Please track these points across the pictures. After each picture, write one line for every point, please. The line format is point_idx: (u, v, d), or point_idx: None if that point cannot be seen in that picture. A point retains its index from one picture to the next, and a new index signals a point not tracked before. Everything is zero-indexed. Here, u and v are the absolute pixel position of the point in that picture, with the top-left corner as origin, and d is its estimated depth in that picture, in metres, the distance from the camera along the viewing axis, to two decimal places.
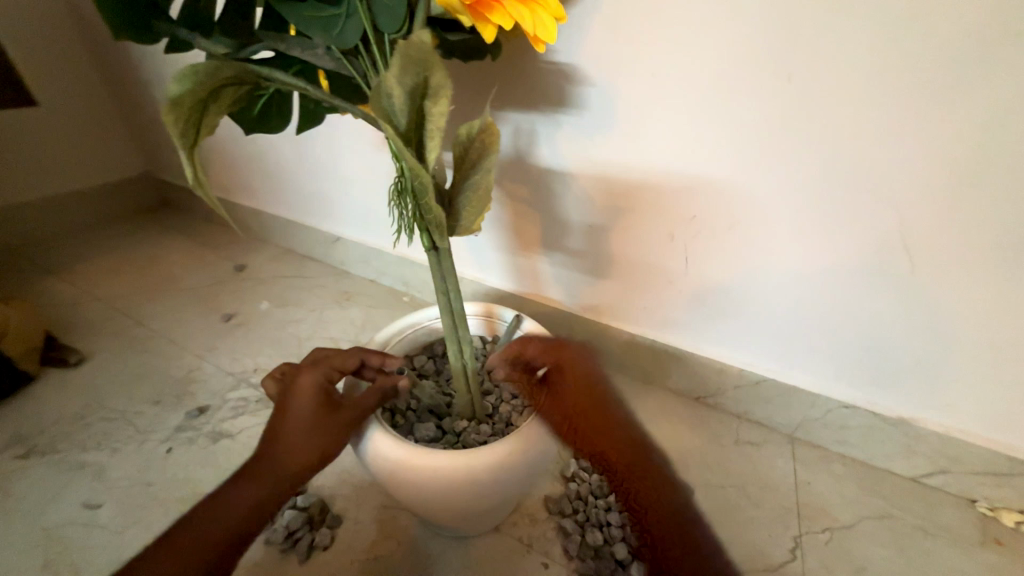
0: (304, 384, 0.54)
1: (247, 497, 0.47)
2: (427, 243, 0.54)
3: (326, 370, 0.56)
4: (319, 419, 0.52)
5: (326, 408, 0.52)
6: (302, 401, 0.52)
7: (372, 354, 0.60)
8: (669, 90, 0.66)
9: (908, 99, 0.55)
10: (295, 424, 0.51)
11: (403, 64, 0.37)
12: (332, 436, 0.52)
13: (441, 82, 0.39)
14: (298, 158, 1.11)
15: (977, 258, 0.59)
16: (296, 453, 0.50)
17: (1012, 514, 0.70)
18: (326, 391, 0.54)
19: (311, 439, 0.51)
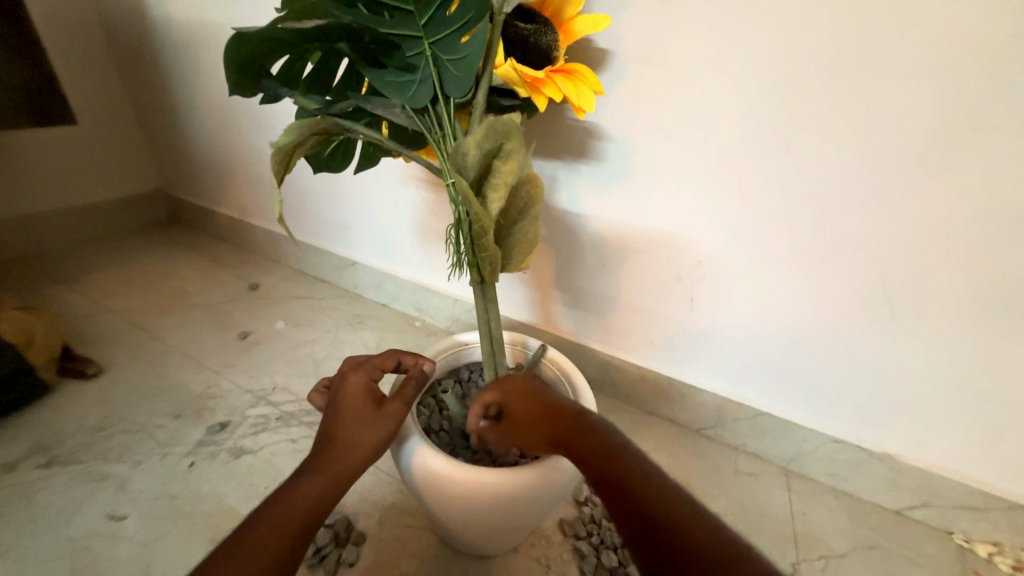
0: (350, 384, 0.55)
1: (312, 490, 0.47)
2: (474, 277, 0.54)
3: (369, 369, 0.57)
4: (369, 414, 0.53)
5: (372, 403, 0.54)
6: (350, 400, 0.53)
7: (406, 352, 0.62)
8: (678, 145, 0.72)
9: (889, 163, 0.61)
10: (346, 421, 0.52)
11: (487, 132, 0.42)
12: (381, 428, 0.52)
13: (515, 148, 0.44)
14: (321, 186, 1.17)
15: (957, 308, 0.64)
16: (351, 447, 0.51)
17: (985, 546, 0.75)
18: (371, 389, 0.55)
19: (364, 432, 0.52)
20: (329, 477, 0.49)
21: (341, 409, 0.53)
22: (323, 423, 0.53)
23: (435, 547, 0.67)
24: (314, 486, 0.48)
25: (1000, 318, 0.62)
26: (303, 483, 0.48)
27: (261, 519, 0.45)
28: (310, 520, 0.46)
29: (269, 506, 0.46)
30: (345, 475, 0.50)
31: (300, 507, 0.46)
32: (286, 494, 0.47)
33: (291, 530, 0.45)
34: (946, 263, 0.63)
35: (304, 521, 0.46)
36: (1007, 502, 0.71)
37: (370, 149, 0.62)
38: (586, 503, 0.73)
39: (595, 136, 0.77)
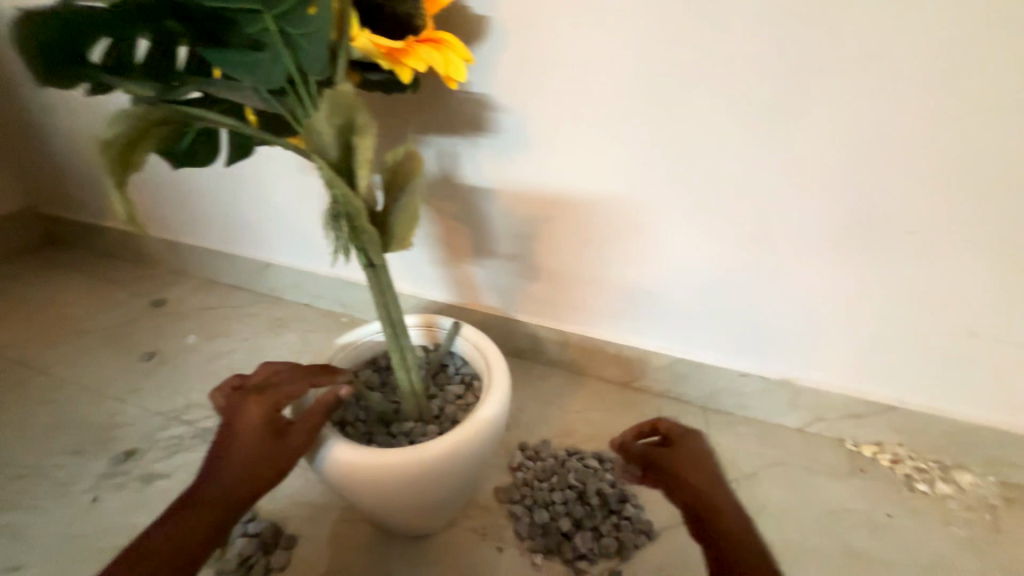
0: (249, 415, 0.51)
1: (198, 525, 0.46)
2: (363, 261, 0.53)
3: (274, 398, 0.52)
4: (267, 450, 0.49)
5: (273, 437, 0.50)
6: (246, 436, 0.50)
7: (323, 373, 0.55)
8: (567, 110, 0.74)
9: (752, 113, 0.66)
10: (241, 456, 0.49)
11: (330, 107, 0.40)
12: (279, 465, 0.50)
13: (366, 122, 0.42)
14: (216, 186, 1.08)
15: (823, 239, 0.71)
16: (245, 482, 0.49)
17: (869, 446, 0.85)
18: (271, 419, 0.51)
19: (259, 468, 0.49)
20: (221, 510, 0.47)
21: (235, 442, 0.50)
22: (216, 451, 0.50)
23: (370, 536, 0.67)
24: (200, 521, 0.46)
25: (858, 245, 0.70)
26: (189, 518, 0.46)
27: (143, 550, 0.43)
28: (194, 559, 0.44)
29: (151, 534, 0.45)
30: (236, 507, 0.48)
31: (182, 544, 0.44)
32: (168, 529, 0.45)
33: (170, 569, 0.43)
34: (809, 200, 0.69)
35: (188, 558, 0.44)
36: (882, 406, 0.81)
37: (238, 139, 0.58)
38: (520, 468, 0.76)
39: (488, 108, 0.77)
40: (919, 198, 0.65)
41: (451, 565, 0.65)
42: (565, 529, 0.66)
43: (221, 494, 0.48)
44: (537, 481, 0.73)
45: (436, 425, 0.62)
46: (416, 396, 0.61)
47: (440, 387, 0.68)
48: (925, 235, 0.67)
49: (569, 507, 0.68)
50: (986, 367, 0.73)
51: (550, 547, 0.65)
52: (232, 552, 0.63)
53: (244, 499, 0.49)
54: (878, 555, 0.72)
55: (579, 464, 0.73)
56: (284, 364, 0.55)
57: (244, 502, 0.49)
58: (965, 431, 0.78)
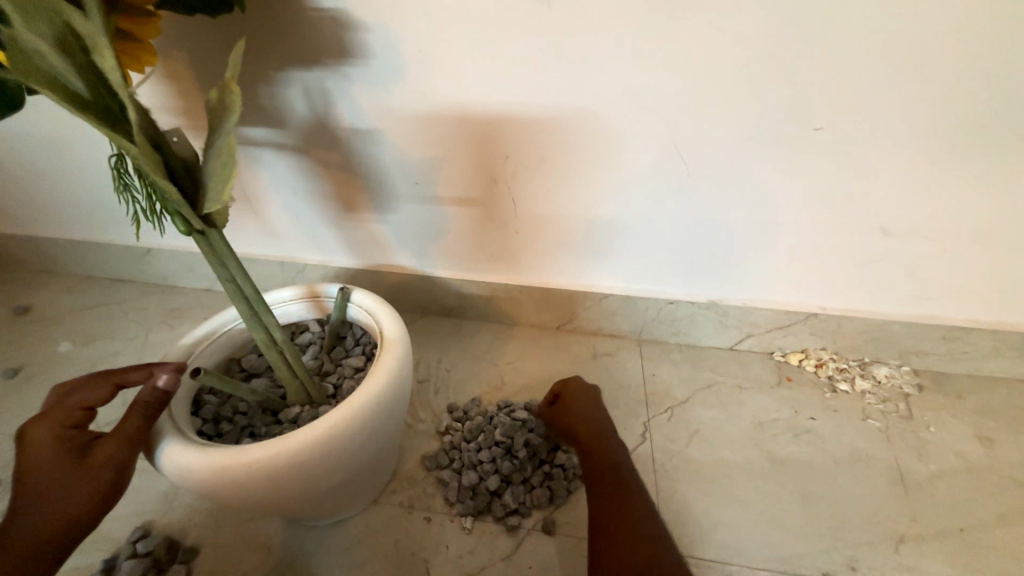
0: (30, 441, 0.41)
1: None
2: (184, 228, 0.42)
3: (64, 414, 0.43)
4: (63, 472, 0.40)
5: (70, 459, 0.41)
6: (30, 465, 0.40)
7: (129, 371, 0.46)
8: (443, 24, 0.62)
9: (651, 6, 0.57)
10: (31, 488, 0.40)
11: (22, 7, 0.29)
12: (83, 486, 0.41)
13: (90, 30, 0.31)
14: (54, 162, 0.89)
15: (739, 147, 0.66)
16: (46, 514, 0.40)
17: (796, 354, 0.86)
18: (66, 439, 0.42)
19: (57, 497, 0.40)
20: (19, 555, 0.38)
21: (20, 477, 0.40)
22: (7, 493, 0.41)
23: (284, 530, 0.61)
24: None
25: (773, 151, 0.65)
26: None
27: None
28: None
29: None
30: (42, 546, 0.39)
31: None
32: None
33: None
34: (721, 105, 0.62)
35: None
36: (806, 314, 0.81)
37: None
38: (448, 432, 0.71)
39: (349, 27, 0.63)
40: (832, 90, 0.59)
41: (374, 546, 0.60)
42: (494, 488, 0.63)
43: (18, 537, 0.39)
44: (465, 443, 0.68)
45: (329, 406, 0.55)
46: (298, 377, 0.53)
47: (336, 362, 0.61)
48: (839, 131, 0.62)
49: (497, 464, 0.64)
50: (899, 263, 0.73)
51: (480, 509, 0.62)
52: None
53: (50, 534, 0.40)
54: (804, 458, 0.74)
55: (508, 418, 0.69)
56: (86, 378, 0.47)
57: (54, 538, 0.40)
58: (882, 328, 0.80)
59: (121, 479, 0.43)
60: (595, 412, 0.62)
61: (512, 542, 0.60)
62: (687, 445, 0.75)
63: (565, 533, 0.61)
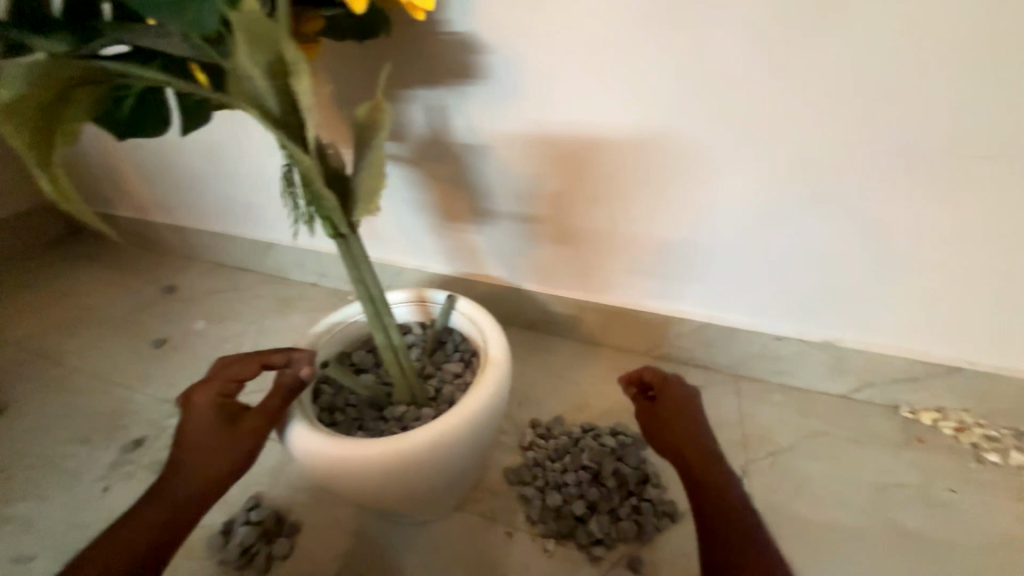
0: (194, 405, 0.47)
1: (153, 522, 0.43)
2: (330, 231, 0.46)
3: (220, 385, 0.48)
4: (218, 439, 0.46)
5: (225, 425, 0.46)
6: (193, 427, 0.46)
7: (274, 354, 0.50)
8: (567, 47, 0.63)
9: (790, 25, 0.55)
10: (192, 447, 0.45)
11: (250, 42, 0.32)
12: (231, 454, 0.46)
13: (298, 59, 0.33)
14: (210, 165, 1.03)
15: (881, 173, 0.60)
16: (199, 473, 0.45)
17: (929, 413, 0.75)
18: (222, 407, 0.47)
19: (210, 460, 0.45)
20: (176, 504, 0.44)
21: (186, 434, 0.46)
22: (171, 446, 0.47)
23: (373, 521, 0.64)
24: (155, 518, 0.43)
25: (920, 181, 0.59)
26: (144, 515, 0.43)
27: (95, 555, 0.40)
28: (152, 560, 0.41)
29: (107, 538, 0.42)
30: (192, 501, 0.45)
31: (138, 542, 0.42)
32: (124, 528, 0.42)
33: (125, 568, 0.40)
34: (862, 130, 0.58)
35: (146, 556, 0.41)
36: (947, 368, 0.70)
37: (189, 101, 0.52)
38: (531, 447, 0.70)
39: (474, 50, 0.67)
40: (1003, 113, 0.53)
41: (456, 552, 0.61)
42: (579, 513, 0.62)
43: (177, 488, 0.44)
44: (550, 462, 0.67)
45: (430, 408, 0.57)
46: (406, 377, 0.56)
47: (437, 366, 0.63)
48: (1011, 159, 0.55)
49: (584, 489, 0.63)
50: None
51: (563, 533, 0.61)
52: (234, 542, 0.61)
53: (199, 492, 0.45)
54: (941, 535, 0.63)
55: (595, 442, 0.67)
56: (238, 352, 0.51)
57: (201, 495, 0.45)
58: None
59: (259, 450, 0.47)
60: (690, 414, 0.57)
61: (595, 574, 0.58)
62: (791, 499, 0.68)
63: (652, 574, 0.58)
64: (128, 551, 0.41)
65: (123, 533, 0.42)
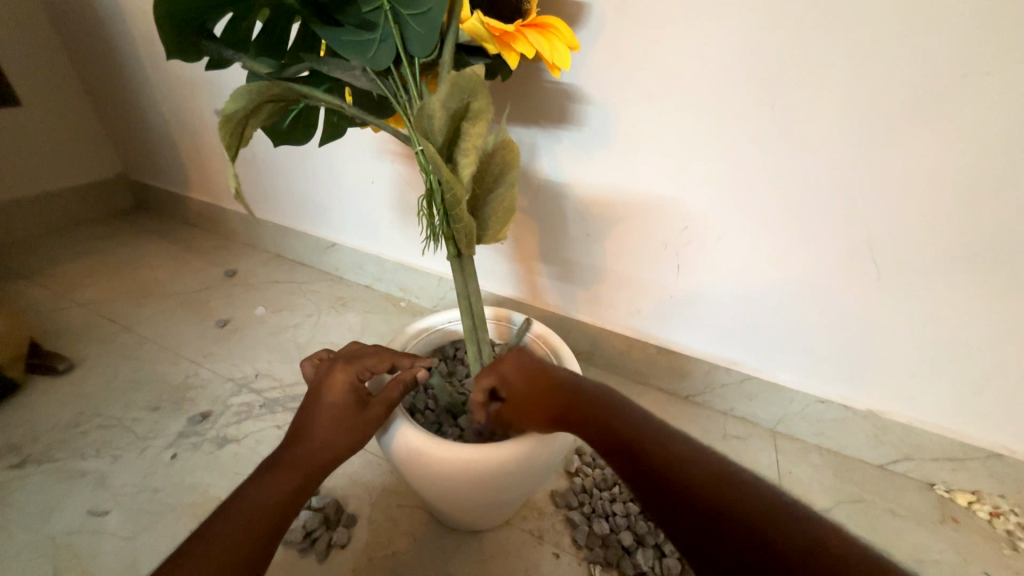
0: (333, 380, 0.49)
1: (281, 488, 0.43)
2: (451, 250, 0.52)
3: (358, 368, 0.50)
4: (349, 418, 0.47)
5: (354, 408, 0.48)
6: (329, 402, 0.48)
7: (402, 355, 0.54)
8: (661, 107, 0.69)
9: (876, 118, 0.59)
10: (324, 420, 0.47)
11: (450, 91, 0.38)
12: (357, 435, 0.47)
13: (483, 107, 0.40)
14: (293, 164, 1.11)
15: (947, 263, 0.63)
16: (327, 447, 0.46)
17: (965, 494, 0.76)
18: (354, 390, 0.48)
19: (340, 437, 0.46)
20: (304, 475, 0.44)
21: (320, 408, 0.47)
22: (301, 417, 0.48)
23: (426, 523, 0.67)
24: (284, 483, 0.44)
25: (985, 271, 0.61)
26: (274, 480, 0.43)
27: (231, 512, 0.41)
28: (273, 528, 0.41)
29: (240, 496, 0.42)
30: (315, 475, 0.45)
31: (271, 503, 0.42)
32: (257, 489, 0.43)
33: (256, 529, 0.40)
34: (938, 218, 0.61)
35: (274, 521, 0.42)
36: (988, 453, 0.72)
37: (334, 118, 0.58)
38: (578, 473, 0.73)
39: (574, 98, 0.73)
40: None
41: (504, 565, 0.63)
42: (626, 544, 0.64)
43: (304, 459, 0.45)
44: (597, 490, 0.70)
45: None
46: None
47: None
48: None
49: (631, 521, 0.66)
50: None
51: (609, 561, 0.63)
52: (297, 524, 0.64)
53: (322, 468, 0.46)
54: None
55: None
56: (372, 345, 0.54)
57: (322, 471, 0.46)
58: None
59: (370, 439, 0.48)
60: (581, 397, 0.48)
61: None
62: None
63: None
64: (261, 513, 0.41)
65: (255, 495, 0.42)
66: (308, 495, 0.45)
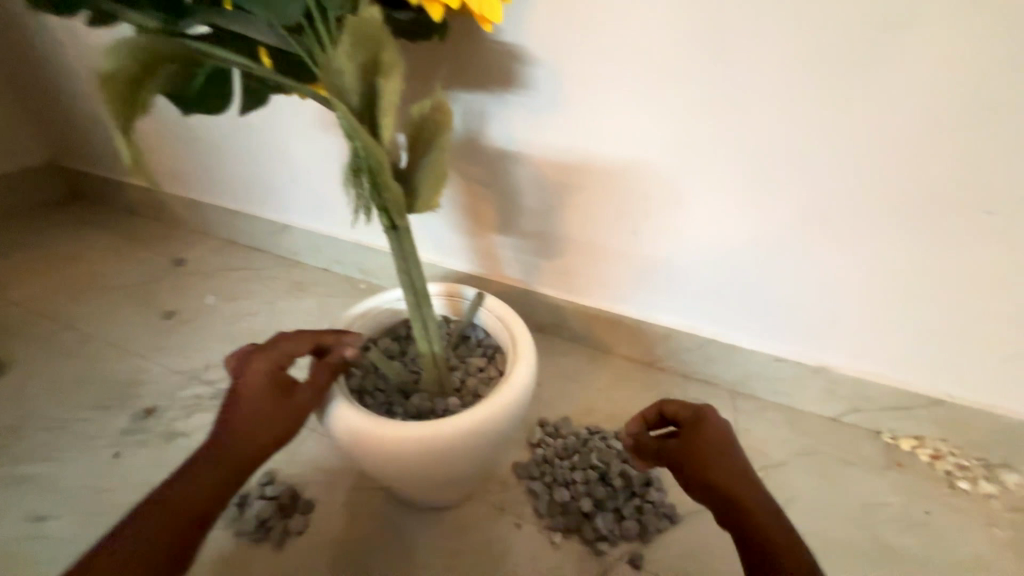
0: (251, 372, 0.47)
1: (204, 485, 0.43)
2: (385, 223, 0.49)
3: (276, 355, 0.48)
4: (273, 410, 0.46)
5: (278, 399, 0.46)
6: (249, 395, 0.46)
7: (327, 333, 0.51)
8: (609, 65, 0.66)
9: (822, 70, 0.57)
10: (244, 415, 0.46)
11: (354, 39, 0.36)
12: (283, 425, 0.46)
13: (392, 57, 0.38)
14: (233, 141, 1.03)
15: (892, 217, 0.63)
16: (251, 440, 0.45)
17: (910, 440, 0.79)
18: (275, 381, 0.47)
19: (263, 429, 0.46)
20: (226, 471, 0.44)
21: (239, 402, 0.46)
22: (222, 411, 0.47)
23: (387, 503, 0.66)
24: (205, 482, 0.43)
25: (927, 224, 0.62)
26: (195, 478, 0.43)
27: (150, 515, 0.41)
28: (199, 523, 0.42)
29: (160, 499, 0.42)
30: (242, 468, 0.45)
31: (193, 502, 0.42)
32: (177, 491, 0.42)
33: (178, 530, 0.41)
34: (884, 173, 0.60)
35: (199, 517, 0.42)
36: (930, 400, 0.75)
37: (252, 84, 0.53)
38: (540, 445, 0.73)
39: (519, 58, 0.69)
40: (1008, 171, 0.56)
41: (466, 539, 0.63)
42: (586, 510, 0.64)
43: (228, 455, 0.45)
44: (558, 459, 0.70)
45: (457, 398, 0.60)
46: (437, 367, 0.58)
47: (461, 358, 0.66)
48: (1011, 214, 0.58)
49: (591, 486, 0.66)
50: None
51: (570, 526, 0.64)
52: (251, 514, 0.63)
53: (248, 460, 0.45)
54: (916, 552, 0.68)
55: (602, 444, 0.70)
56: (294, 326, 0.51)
57: (250, 464, 0.46)
58: (1017, 431, 0.72)
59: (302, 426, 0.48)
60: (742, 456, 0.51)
61: (599, 566, 0.61)
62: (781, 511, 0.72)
63: (651, 571, 0.61)
64: (178, 510, 0.42)
65: (175, 497, 0.42)
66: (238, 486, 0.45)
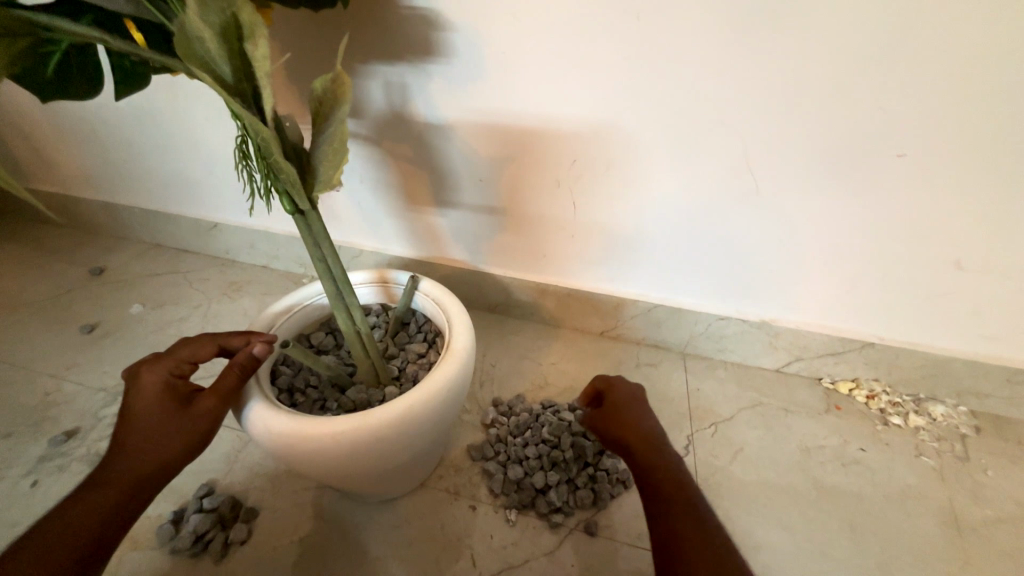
0: (144, 382, 0.46)
1: (101, 503, 0.42)
2: (289, 207, 0.45)
3: (172, 362, 0.48)
4: (170, 418, 0.45)
5: (176, 406, 0.46)
6: (142, 406, 0.45)
7: (230, 335, 0.51)
8: (529, 27, 0.63)
9: (738, 21, 0.56)
10: (139, 426, 0.45)
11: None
12: (184, 434, 0.45)
13: (251, 18, 0.33)
14: (140, 134, 0.95)
15: (815, 169, 0.64)
16: (148, 452, 0.44)
17: (846, 383, 0.83)
18: (171, 388, 0.46)
19: (164, 440, 0.45)
20: (124, 486, 0.43)
21: (133, 415, 0.45)
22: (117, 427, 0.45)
23: (336, 500, 0.64)
24: (101, 500, 0.42)
25: (847, 172, 0.63)
26: (90, 497, 0.42)
27: (36, 540, 0.39)
28: (97, 542, 0.41)
29: (49, 522, 0.41)
30: (142, 482, 0.44)
31: (86, 521, 0.41)
32: (69, 513, 0.41)
33: (71, 551, 0.39)
34: (803, 124, 0.61)
35: (95, 535, 0.41)
36: (862, 343, 0.78)
37: (127, 64, 0.47)
38: (493, 425, 0.72)
39: (435, 25, 0.65)
40: (917, 114, 0.57)
41: (420, 527, 0.62)
42: (540, 485, 0.64)
43: (125, 470, 0.43)
44: (511, 437, 0.70)
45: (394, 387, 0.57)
46: (370, 357, 0.56)
47: (400, 346, 0.63)
48: (923, 157, 0.60)
49: (544, 461, 0.66)
50: (969, 299, 0.70)
51: (524, 503, 0.63)
52: (187, 529, 0.60)
53: (150, 473, 0.44)
54: (852, 488, 0.72)
55: (554, 417, 0.70)
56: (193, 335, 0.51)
57: (153, 477, 0.44)
58: (941, 364, 0.76)
59: (209, 433, 0.47)
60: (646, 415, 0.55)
61: (554, 539, 0.61)
62: (728, 463, 0.75)
63: (605, 537, 0.61)
64: (70, 536, 0.40)
65: (65, 518, 0.41)
66: (142, 500, 0.44)
